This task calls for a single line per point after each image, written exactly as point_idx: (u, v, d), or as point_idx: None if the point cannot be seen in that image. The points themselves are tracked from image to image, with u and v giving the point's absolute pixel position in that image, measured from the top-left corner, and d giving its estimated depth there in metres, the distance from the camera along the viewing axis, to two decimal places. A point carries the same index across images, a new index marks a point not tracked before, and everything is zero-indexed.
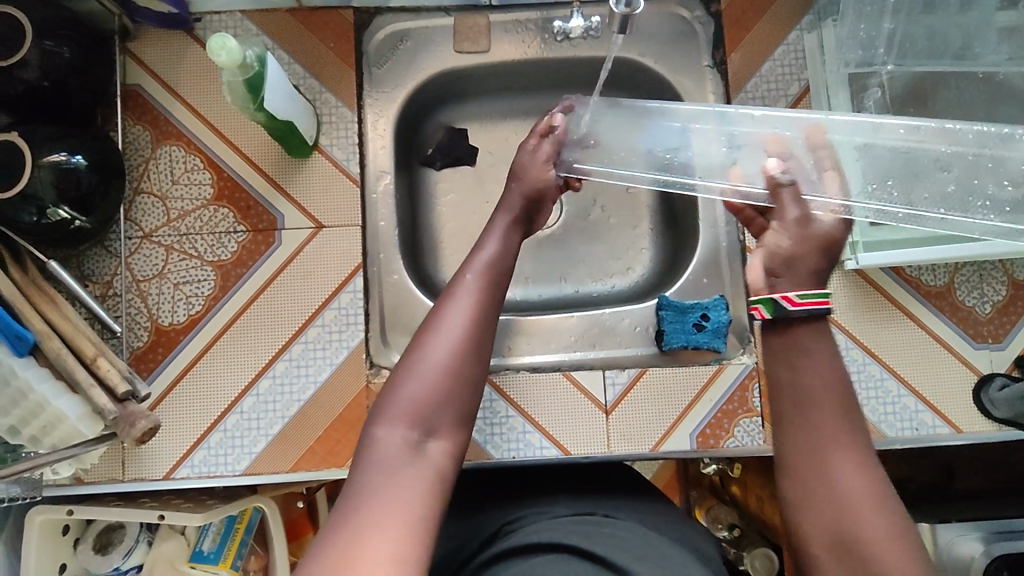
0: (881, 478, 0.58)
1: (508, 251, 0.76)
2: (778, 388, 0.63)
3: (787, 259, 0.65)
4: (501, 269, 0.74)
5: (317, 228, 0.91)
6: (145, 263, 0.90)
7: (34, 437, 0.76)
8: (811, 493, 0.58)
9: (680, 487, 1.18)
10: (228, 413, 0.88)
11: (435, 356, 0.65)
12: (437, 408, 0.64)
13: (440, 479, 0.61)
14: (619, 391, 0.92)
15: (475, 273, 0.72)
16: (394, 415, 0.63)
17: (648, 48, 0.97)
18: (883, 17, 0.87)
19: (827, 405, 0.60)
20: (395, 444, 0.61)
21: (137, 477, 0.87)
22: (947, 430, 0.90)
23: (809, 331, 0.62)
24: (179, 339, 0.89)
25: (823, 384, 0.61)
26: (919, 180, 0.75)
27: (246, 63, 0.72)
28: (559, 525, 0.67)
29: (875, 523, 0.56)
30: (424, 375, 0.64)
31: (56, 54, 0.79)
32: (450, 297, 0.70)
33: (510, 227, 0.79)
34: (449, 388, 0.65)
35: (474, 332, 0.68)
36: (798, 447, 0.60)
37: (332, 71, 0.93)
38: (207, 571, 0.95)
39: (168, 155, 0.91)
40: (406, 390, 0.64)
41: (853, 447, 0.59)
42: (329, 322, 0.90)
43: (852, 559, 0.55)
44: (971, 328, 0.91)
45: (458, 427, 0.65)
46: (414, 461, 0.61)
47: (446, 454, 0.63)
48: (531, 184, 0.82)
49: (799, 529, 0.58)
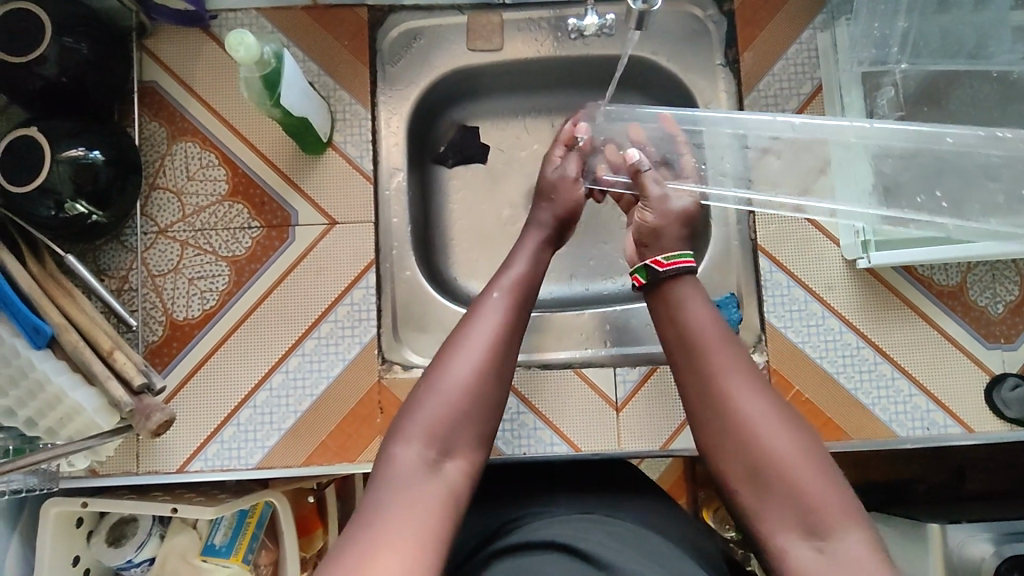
0: (777, 400, 0.62)
1: (533, 274, 0.76)
2: (667, 340, 0.68)
3: (652, 232, 0.74)
4: (527, 291, 0.74)
5: (331, 224, 0.92)
6: (160, 258, 0.91)
7: (51, 429, 0.77)
8: (722, 433, 0.61)
9: (688, 488, 1.18)
10: (241, 407, 0.88)
11: (458, 375, 0.65)
12: (457, 426, 0.63)
13: (456, 497, 0.59)
14: (630, 388, 0.92)
15: (502, 292, 0.72)
16: (414, 430, 0.62)
17: (661, 47, 0.98)
18: (897, 15, 0.86)
19: (711, 342, 0.65)
20: (414, 459, 0.60)
21: (151, 470, 0.88)
22: (959, 430, 0.89)
23: (681, 287, 0.69)
24: (193, 333, 0.89)
25: (707, 330, 0.65)
26: (970, 191, 0.73)
27: (263, 60, 0.73)
28: (572, 523, 0.67)
29: (784, 444, 0.59)
30: (443, 395, 0.64)
31: (74, 50, 0.80)
32: (475, 315, 0.70)
33: (537, 248, 0.80)
34: (468, 409, 0.64)
35: (498, 352, 0.67)
36: (698, 392, 0.64)
37: (346, 68, 0.94)
38: (218, 564, 0.96)
39: (184, 151, 0.92)
40: (427, 408, 0.63)
41: (745, 378, 0.62)
42: (342, 318, 0.90)
43: (770, 484, 0.58)
44: (983, 328, 0.91)
45: (476, 448, 0.64)
46: (433, 476, 0.59)
47: (462, 472, 0.62)
48: (561, 204, 0.83)
49: (720, 469, 0.61)
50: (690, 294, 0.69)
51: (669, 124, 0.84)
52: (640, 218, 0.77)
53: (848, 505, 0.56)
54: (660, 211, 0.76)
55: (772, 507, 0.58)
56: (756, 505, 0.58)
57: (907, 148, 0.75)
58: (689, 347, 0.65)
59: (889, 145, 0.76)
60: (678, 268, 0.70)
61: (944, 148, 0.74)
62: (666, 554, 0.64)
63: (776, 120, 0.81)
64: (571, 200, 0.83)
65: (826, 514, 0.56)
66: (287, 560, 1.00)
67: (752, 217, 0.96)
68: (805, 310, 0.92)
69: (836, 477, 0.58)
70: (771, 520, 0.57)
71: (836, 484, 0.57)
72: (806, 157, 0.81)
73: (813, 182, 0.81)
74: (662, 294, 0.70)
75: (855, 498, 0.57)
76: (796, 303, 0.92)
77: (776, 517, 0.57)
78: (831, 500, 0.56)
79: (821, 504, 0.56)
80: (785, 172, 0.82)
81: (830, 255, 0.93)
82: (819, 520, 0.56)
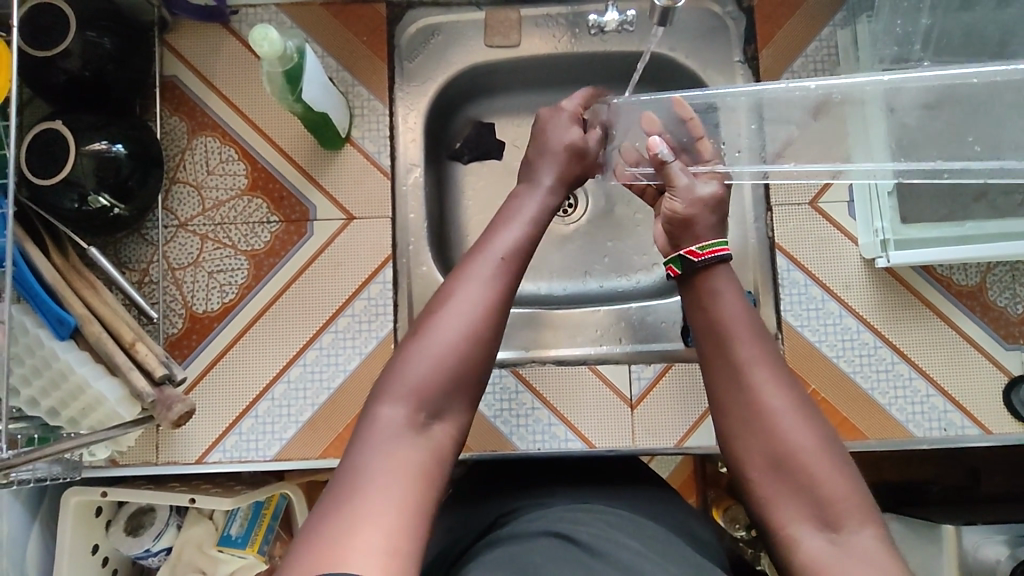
0: (804, 397, 0.62)
1: (533, 228, 0.73)
2: (697, 329, 0.68)
3: (683, 222, 0.73)
4: (521, 251, 0.69)
5: (349, 219, 0.93)
6: (180, 251, 0.92)
7: (73, 419, 0.78)
8: (746, 425, 0.61)
9: (698, 487, 1.18)
10: (259, 400, 0.89)
11: (449, 333, 0.62)
12: (446, 391, 0.61)
13: (437, 466, 0.58)
14: (644, 385, 0.92)
15: (496, 251, 0.68)
16: (398, 393, 0.60)
17: (680, 44, 0.98)
18: (921, 12, 0.84)
19: (742, 332, 0.64)
20: (397, 422, 0.58)
21: (169, 460, 0.89)
22: (976, 431, 0.89)
23: (719, 276, 0.69)
24: (213, 326, 0.90)
25: (738, 321, 0.65)
26: (995, 124, 0.68)
27: (286, 55, 0.73)
28: (588, 518, 0.67)
29: (806, 439, 0.59)
30: (432, 352, 0.61)
31: (97, 45, 0.81)
32: (468, 271, 0.66)
33: (535, 209, 0.75)
34: (458, 369, 0.62)
35: (491, 312, 0.64)
36: (726, 382, 0.63)
37: (364, 64, 0.94)
38: (234, 554, 0.97)
39: (203, 146, 0.93)
40: (413, 368, 0.61)
41: (773, 369, 0.63)
42: (359, 312, 0.91)
43: (787, 474, 0.58)
44: (1002, 328, 0.90)
45: (462, 411, 0.62)
46: (415, 442, 0.58)
47: (446, 438, 0.60)
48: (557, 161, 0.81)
49: (738, 455, 0.62)
50: (724, 284, 0.68)
51: (681, 107, 0.78)
52: (668, 208, 0.74)
53: (863, 502, 0.57)
54: (687, 199, 0.73)
55: (787, 496, 0.58)
56: (771, 494, 0.59)
57: (933, 93, 0.70)
58: (718, 336, 0.65)
59: (914, 95, 0.71)
60: (714, 257, 0.69)
61: (971, 90, 0.68)
62: (682, 550, 0.64)
63: (793, 85, 0.74)
64: (575, 162, 0.82)
65: (840, 509, 0.56)
66: None
67: (770, 214, 0.96)
68: (821, 309, 0.92)
69: (854, 474, 0.58)
70: (786, 510, 0.58)
71: (852, 481, 0.58)
72: (832, 125, 0.75)
73: (842, 150, 0.76)
74: (691, 285, 0.70)
75: (871, 497, 0.58)
76: (813, 302, 0.92)
77: (790, 507, 0.58)
78: (847, 496, 0.57)
79: (836, 499, 0.57)
80: (813, 145, 0.77)
81: (848, 254, 0.93)
82: (833, 513, 0.56)
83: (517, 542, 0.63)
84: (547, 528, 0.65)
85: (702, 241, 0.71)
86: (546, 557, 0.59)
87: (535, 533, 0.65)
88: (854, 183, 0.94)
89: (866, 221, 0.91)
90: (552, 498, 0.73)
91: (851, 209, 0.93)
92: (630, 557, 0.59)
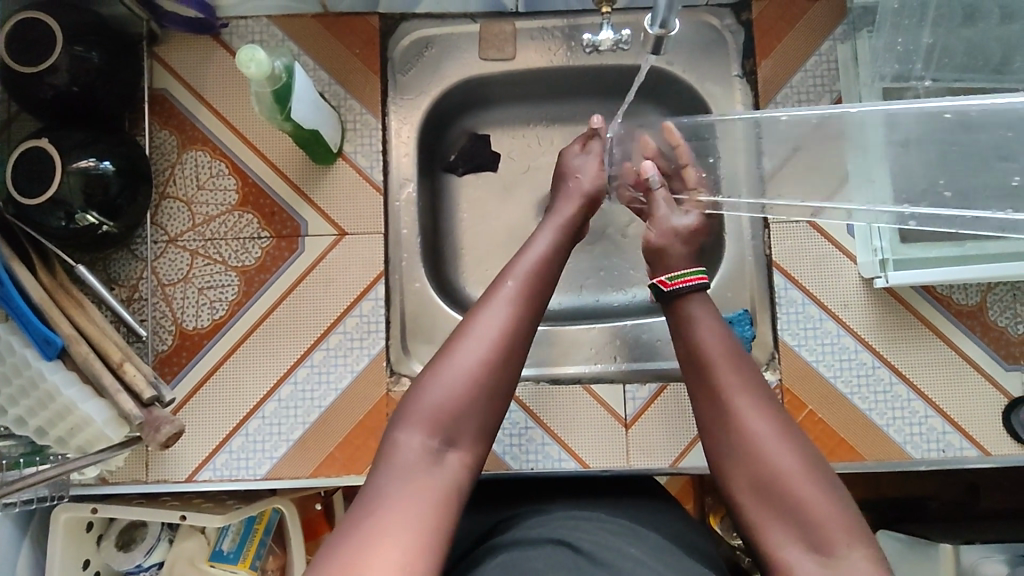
0: (787, 420, 0.62)
1: (557, 254, 0.74)
2: (683, 359, 0.69)
3: (655, 253, 0.80)
4: (544, 279, 0.69)
5: (341, 234, 0.92)
6: (170, 267, 0.91)
7: (61, 438, 0.77)
8: (732, 451, 0.61)
9: (695, 493, 1.17)
10: (250, 417, 0.88)
11: (465, 362, 0.61)
12: (461, 417, 0.60)
13: (456, 493, 0.57)
14: (639, 405, 0.91)
15: (516, 280, 0.68)
16: (414, 419, 0.59)
17: (678, 59, 0.97)
18: (922, 29, 0.83)
19: (722, 360, 0.66)
20: (415, 450, 0.58)
21: (160, 478, 0.88)
22: (974, 453, 0.88)
23: (696, 302, 0.72)
24: (203, 343, 0.90)
25: (719, 350, 0.67)
26: (978, 173, 0.65)
27: (274, 74, 0.72)
28: (580, 524, 0.67)
29: (789, 461, 0.59)
30: (450, 381, 0.61)
31: (85, 59, 0.80)
32: (486, 302, 0.66)
33: (562, 233, 0.76)
34: (474, 400, 0.61)
35: (507, 341, 0.63)
36: (711, 410, 0.64)
37: (357, 76, 0.93)
38: (226, 570, 0.96)
39: (194, 160, 0.92)
40: (429, 395, 0.60)
41: (754, 395, 0.63)
42: (351, 329, 0.90)
43: (773, 497, 0.58)
44: (1002, 348, 0.89)
45: (481, 439, 0.61)
46: (432, 470, 0.57)
47: (464, 466, 0.59)
48: (579, 189, 0.82)
49: (726, 480, 0.61)
50: (700, 314, 0.71)
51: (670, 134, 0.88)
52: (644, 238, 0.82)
53: (851, 524, 0.55)
54: (660, 232, 0.81)
55: (775, 518, 0.58)
56: (758, 518, 0.58)
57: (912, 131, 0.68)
58: (701, 365, 0.66)
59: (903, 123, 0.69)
60: (688, 285, 0.73)
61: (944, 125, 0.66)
62: (684, 561, 0.63)
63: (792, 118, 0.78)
64: (591, 181, 0.83)
65: (827, 530, 0.55)
66: (294, 565, 1.00)
67: (768, 231, 0.94)
68: (819, 328, 0.91)
69: (842, 496, 0.57)
70: (775, 534, 0.57)
71: (840, 503, 0.57)
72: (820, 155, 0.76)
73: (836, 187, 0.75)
74: (673, 316, 0.73)
75: (861, 520, 0.57)
76: (810, 321, 0.91)
77: (778, 530, 0.57)
78: (834, 517, 0.55)
79: (823, 520, 0.55)
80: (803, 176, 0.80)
81: (846, 273, 0.91)
82: (821, 536, 0.55)
83: (517, 547, 0.63)
84: (547, 537, 0.65)
85: (673, 270, 0.76)
86: (546, 564, 0.59)
87: (536, 542, 0.64)
88: None
89: (865, 239, 0.89)
90: (551, 507, 0.73)
91: (850, 228, 0.91)
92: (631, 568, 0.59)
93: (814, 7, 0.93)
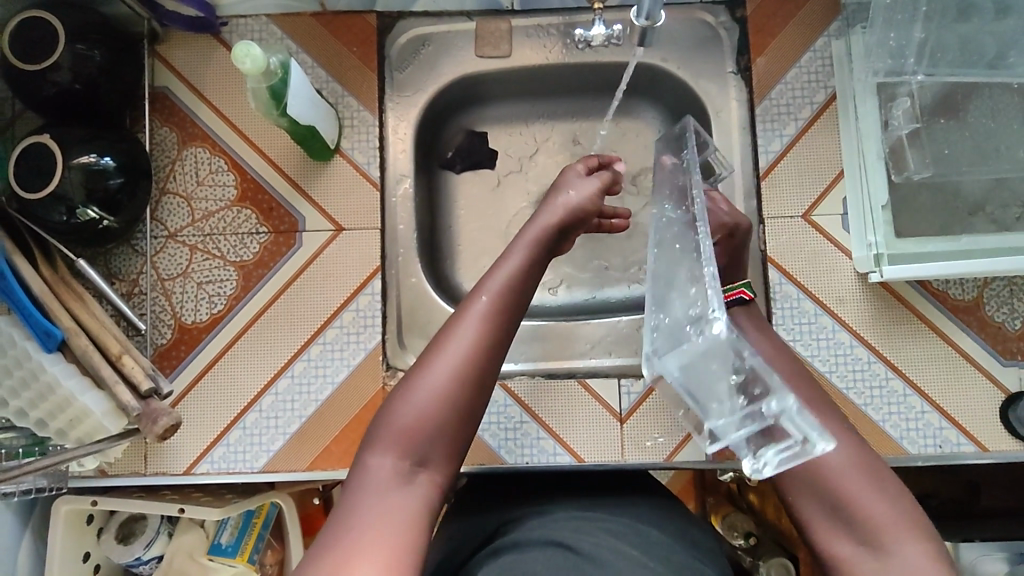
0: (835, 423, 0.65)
1: (535, 268, 0.69)
2: None
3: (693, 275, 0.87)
4: (517, 297, 0.66)
5: (338, 229, 0.92)
6: (170, 262, 0.92)
7: (61, 430, 0.77)
8: None
9: (697, 492, 1.16)
10: (247, 411, 0.89)
11: (432, 385, 0.61)
12: (432, 437, 0.60)
13: (428, 511, 0.58)
14: (634, 400, 0.91)
15: (490, 295, 0.65)
16: (387, 441, 0.60)
17: (672, 55, 0.97)
18: (914, 25, 0.87)
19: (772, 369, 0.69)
20: (384, 471, 0.59)
21: (158, 471, 0.89)
22: (971, 448, 0.87)
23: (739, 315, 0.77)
24: (201, 337, 0.91)
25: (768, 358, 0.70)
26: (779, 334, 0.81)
27: (270, 70, 0.74)
28: (579, 526, 0.67)
29: (843, 460, 0.61)
30: (421, 403, 0.61)
31: (86, 58, 0.81)
32: (457, 320, 0.64)
33: (541, 242, 0.70)
34: (445, 421, 0.61)
35: (476, 361, 0.62)
36: None
37: (355, 74, 0.94)
38: (225, 563, 0.97)
39: (194, 156, 0.93)
40: (398, 417, 0.60)
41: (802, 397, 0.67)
42: (347, 324, 0.91)
43: (827, 498, 0.60)
44: (999, 344, 0.88)
45: (452, 458, 0.61)
46: (402, 491, 0.58)
47: (433, 484, 0.60)
48: (565, 201, 0.74)
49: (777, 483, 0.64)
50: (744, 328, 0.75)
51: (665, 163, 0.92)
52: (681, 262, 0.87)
53: (902, 517, 0.58)
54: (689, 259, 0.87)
55: (830, 518, 0.60)
56: (809, 516, 0.61)
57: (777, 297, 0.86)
58: None
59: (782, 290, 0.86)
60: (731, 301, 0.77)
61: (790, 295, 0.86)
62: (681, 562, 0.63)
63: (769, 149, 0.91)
64: (584, 199, 0.75)
65: (882, 528, 0.57)
66: (292, 559, 1.01)
67: (763, 227, 0.92)
68: (814, 323, 0.90)
69: (898, 496, 0.59)
70: (823, 529, 0.60)
71: (894, 499, 0.59)
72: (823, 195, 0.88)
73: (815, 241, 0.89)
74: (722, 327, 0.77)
75: (917, 514, 0.58)
76: (805, 316, 0.90)
77: (834, 529, 0.60)
78: (889, 515, 0.58)
79: (875, 516, 0.58)
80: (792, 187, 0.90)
81: (843, 269, 0.90)
82: (871, 530, 0.58)
83: (517, 550, 0.63)
84: (546, 538, 0.65)
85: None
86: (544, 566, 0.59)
87: (534, 544, 0.64)
88: (848, 198, 0.90)
89: (861, 235, 0.88)
90: (552, 508, 0.73)
91: (845, 223, 0.90)
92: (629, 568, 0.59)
93: (810, 2, 0.93)
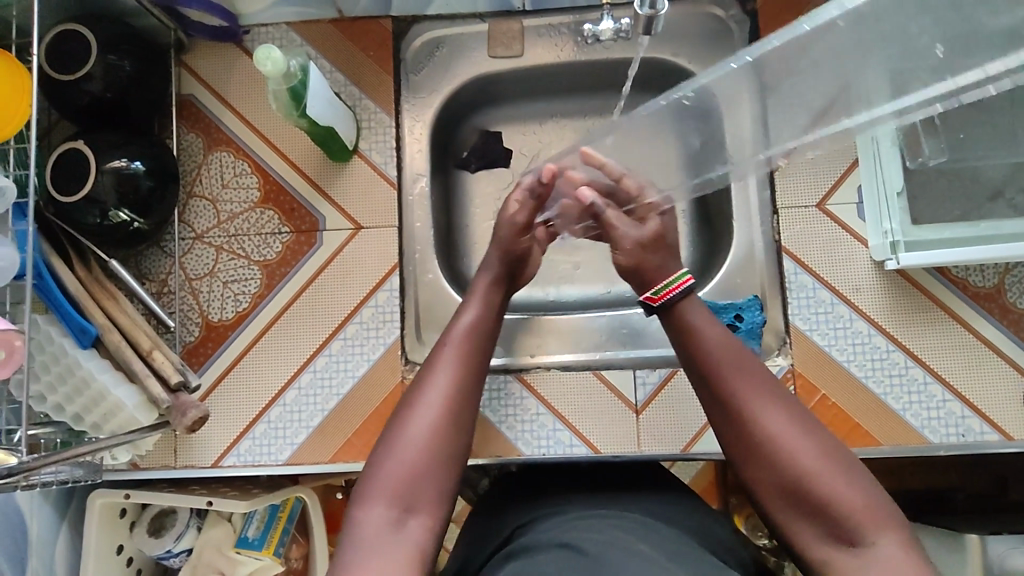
0: (799, 410, 0.62)
1: (488, 318, 0.75)
2: (690, 369, 0.68)
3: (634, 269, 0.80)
4: (476, 343, 0.71)
5: (357, 228, 0.95)
6: (197, 262, 0.95)
7: (96, 423, 0.81)
8: (750, 454, 0.61)
9: (720, 492, 1.14)
10: (272, 405, 0.92)
11: (411, 434, 0.62)
12: (417, 483, 0.60)
13: (424, 554, 0.57)
14: (650, 390, 0.92)
15: (452, 344, 0.70)
16: (374, 493, 0.59)
17: (682, 49, 0.98)
18: None
19: (727, 364, 0.64)
20: (376, 521, 0.58)
21: (188, 464, 0.92)
22: (996, 437, 0.86)
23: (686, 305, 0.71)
24: (227, 334, 0.94)
25: (724, 349, 0.66)
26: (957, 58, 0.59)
27: (290, 72, 0.77)
28: (598, 526, 0.67)
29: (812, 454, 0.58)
30: (401, 452, 0.61)
31: (118, 67, 0.85)
32: (429, 370, 0.67)
33: (491, 298, 0.78)
34: (430, 467, 0.61)
35: (451, 407, 0.64)
36: (720, 411, 0.64)
37: (372, 78, 0.97)
38: (250, 556, 0.98)
39: (219, 160, 0.97)
40: (386, 465, 0.61)
41: (764, 387, 0.63)
42: (367, 319, 0.93)
43: (800, 495, 0.57)
44: (1021, 331, 0.87)
45: (439, 502, 0.61)
46: (396, 540, 0.57)
47: (425, 528, 0.59)
48: (513, 247, 0.83)
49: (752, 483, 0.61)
50: (697, 319, 0.69)
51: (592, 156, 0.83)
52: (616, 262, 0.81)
53: (878, 508, 0.55)
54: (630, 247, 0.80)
55: (804, 516, 0.57)
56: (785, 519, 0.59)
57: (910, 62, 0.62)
58: (711, 374, 0.65)
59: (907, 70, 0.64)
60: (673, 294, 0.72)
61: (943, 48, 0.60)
62: (699, 556, 0.63)
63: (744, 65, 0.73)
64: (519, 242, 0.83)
65: (858, 519, 0.55)
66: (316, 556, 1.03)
67: (775, 217, 0.95)
68: (831, 312, 0.91)
69: (866, 482, 0.57)
70: (804, 532, 0.58)
71: (866, 488, 0.57)
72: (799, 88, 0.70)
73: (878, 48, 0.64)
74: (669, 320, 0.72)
75: (887, 500, 0.57)
76: (821, 305, 0.91)
77: (810, 528, 0.57)
78: (863, 506, 0.55)
79: (852, 510, 0.55)
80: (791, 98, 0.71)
81: (860, 256, 0.91)
82: (850, 528, 0.55)
83: (534, 553, 0.64)
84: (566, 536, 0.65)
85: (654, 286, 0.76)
86: (561, 565, 0.59)
87: (549, 545, 0.65)
88: (863, 185, 0.92)
89: (875, 223, 0.89)
90: (569, 507, 0.74)
91: (861, 212, 0.92)
92: (644, 562, 0.59)
93: None
